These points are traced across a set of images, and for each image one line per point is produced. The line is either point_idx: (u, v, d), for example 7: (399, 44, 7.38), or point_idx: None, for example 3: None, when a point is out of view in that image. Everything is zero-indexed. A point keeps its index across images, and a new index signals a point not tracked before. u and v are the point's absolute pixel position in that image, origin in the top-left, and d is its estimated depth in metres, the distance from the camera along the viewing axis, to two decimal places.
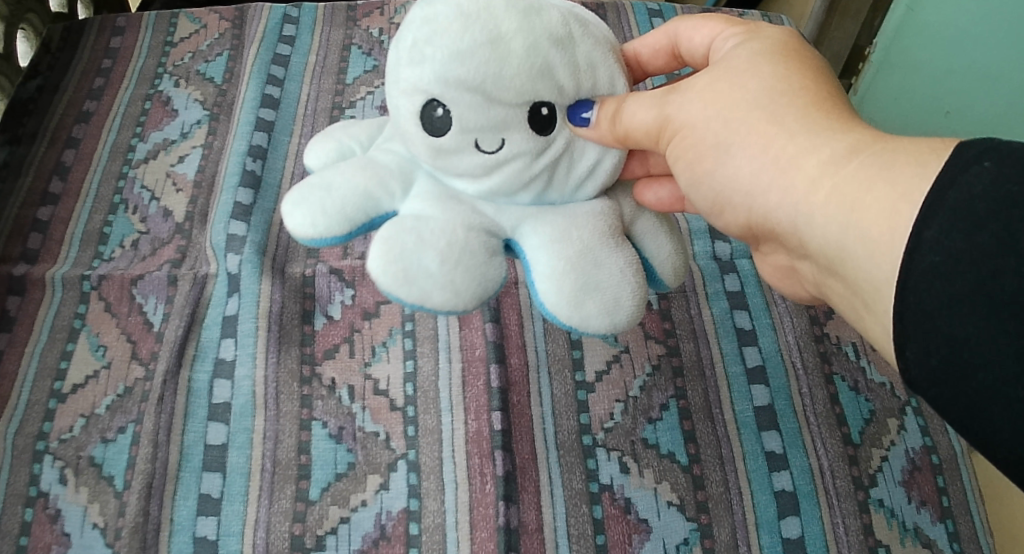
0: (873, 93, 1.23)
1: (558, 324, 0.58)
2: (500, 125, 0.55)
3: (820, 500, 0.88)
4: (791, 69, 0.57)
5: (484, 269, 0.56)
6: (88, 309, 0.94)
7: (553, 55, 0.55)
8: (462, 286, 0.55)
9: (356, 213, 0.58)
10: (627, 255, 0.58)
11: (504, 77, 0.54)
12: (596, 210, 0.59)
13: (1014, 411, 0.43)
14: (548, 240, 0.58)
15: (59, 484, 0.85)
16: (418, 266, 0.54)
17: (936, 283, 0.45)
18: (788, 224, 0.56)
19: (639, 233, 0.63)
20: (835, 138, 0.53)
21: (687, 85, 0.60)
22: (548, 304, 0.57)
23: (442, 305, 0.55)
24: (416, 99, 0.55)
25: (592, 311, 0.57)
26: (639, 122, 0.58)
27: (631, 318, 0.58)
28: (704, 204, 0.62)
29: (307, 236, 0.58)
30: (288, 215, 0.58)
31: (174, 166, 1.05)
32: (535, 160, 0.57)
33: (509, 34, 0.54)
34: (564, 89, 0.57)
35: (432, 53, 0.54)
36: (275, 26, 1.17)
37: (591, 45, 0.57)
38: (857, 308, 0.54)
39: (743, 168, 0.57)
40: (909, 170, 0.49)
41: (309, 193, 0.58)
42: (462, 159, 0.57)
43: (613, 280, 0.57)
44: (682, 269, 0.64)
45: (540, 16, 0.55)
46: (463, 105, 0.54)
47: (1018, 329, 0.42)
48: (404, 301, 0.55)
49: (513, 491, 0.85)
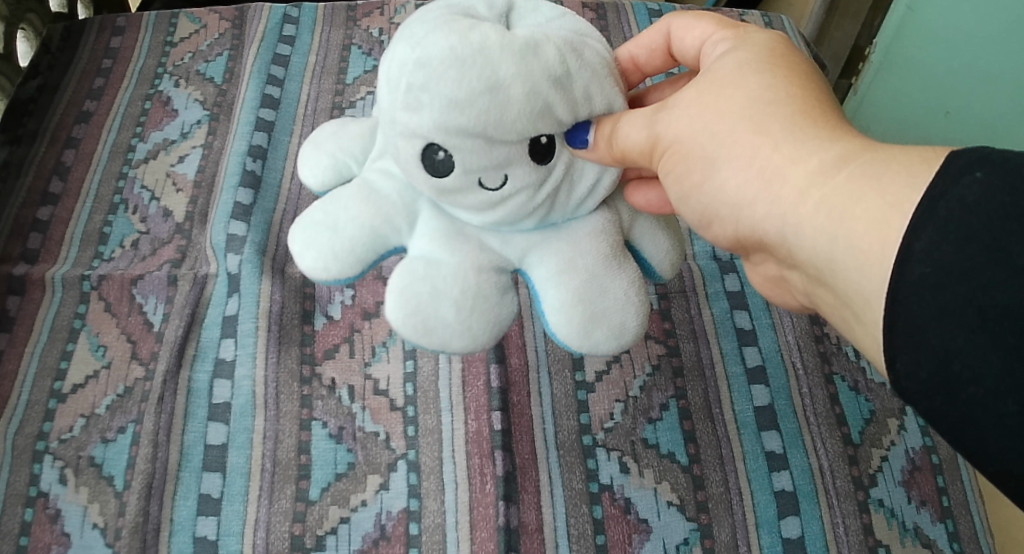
0: (873, 93, 1.23)
1: (568, 348, 0.61)
2: (503, 163, 0.55)
3: (820, 500, 0.88)
4: (777, 77, 0.57)
5: (497, 310, 0.59)
6: (88, 309, 0.94)
7: (553, 94, 0.54)
8: (478, 330, 0.58)
9: (367, 254, 0.59)
10: (630, 277, 0.60)
11: (506, 122, 0.53)
12: (598, 232, 0.60)
13: (1004, 425, 0.43)
14: (555, 271, 0.59)
15: (59, 484, 0.85)
16: (436, 318, 0.57)
17: (926, 295, 0.45)
18: (776, 234, 0.55)
19: (638, 236, 0.64)
20: (823, 148, 0.53)
21: (676, 100, 0.60)
22: (558, 333, 0.60)
23: (462, 347, 0.58)
24: (416, 144, 0.54)
25: (601, 339, 0.59)
26: (634, 142, 0.58)
27: (638, 336, 0.61)
28: (693, 217, 0.62)
29: (321, 277, 0.60)
30: (299, 255, 0.60)
31: (174, 166, 1.05)
32: (537, 190, 0.58)
33: (507, 78, 0.52)
34: (564, 123, 0.56)
35: (430, 101, 0.52)
36: (275, 26, 1.17)
37: (588, 77, 0.57)
38: (848, 318, 0.54)
39: (730, 181, 0.57)
40: (899, 180, 0.49)
41: (317, 236, 0.59)
42: (466, 197, 0.57)
43: (619, 307, 0.59)
44: (677, 261, 0.66)
45: (536, 54, 0.53)
46: (465, 150, 0.54)
47: (1008, 343, 0.42)
48: (425, 346, 0.58)
49: (513, 491, 0.85)
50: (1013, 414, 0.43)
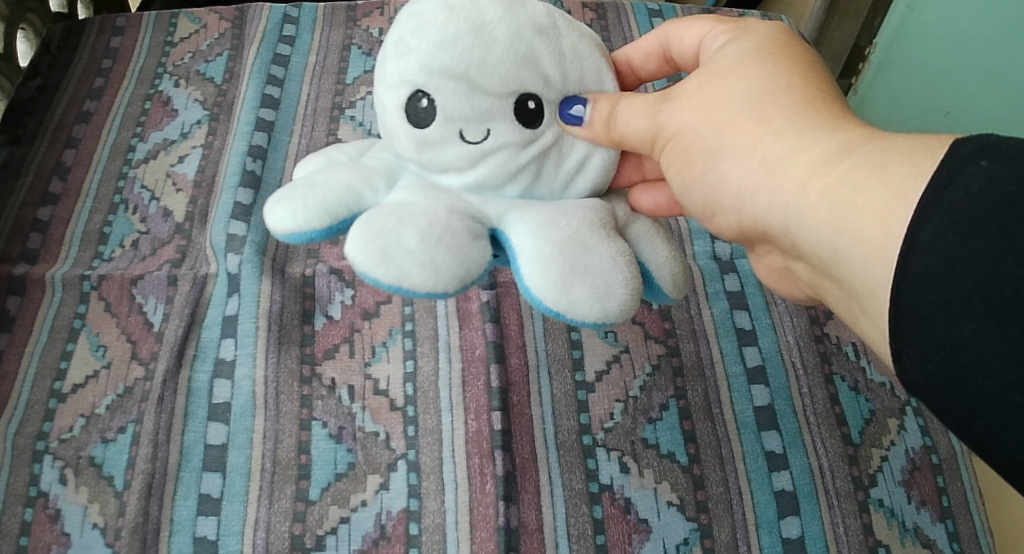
0: (873, 93, 1.23)
1: (545, 312, 0.56)
2: (485, 115, 0.56)
3: (820, 499, 0.88)
4: (778, 66, 0.57)
5: (467, 250, 0.54)
6: (88, 310, 0.94)
7: (537, 43, 0.57)
8: (442, 265, 0.53)
9: (338, 206, 0.56)
10: (618, 246, 0.57)
11: (489, 65, 0.55)
12: (586, 204, 0.59)
13: (1012, 417, 0.43)
14: (535, 226, 0.57)
15: (59, 484, 0.85)
16: (397, 244, 0.53)
17: (930, 286, 0.45)
18: (780, 225, 0.56)
19: (634, 236, 0.61)
20: (825, 137, 0.53)
21: (678, 91, 0.60)
22: (534, 290, 0.56)
23: (422, 285, 0.53)
24: (402, 92, 0.56)
25: (580, 295, 0.55)
26: (634, 129, 0.59)
27: (624, 307, 0.56)
28: (696, 208, 0.63)
29: (286, 231, 0.56)
30: (270, 213, 0.57)
31: (174, 166, 1.05)
32: (521, 150, 0.58)
33: (492, 23, 0.56)
34: (550, 80, 0.58)
35: (417, 45, 0.55)
36: (275, 26, 1.17)
37: (576, 37, 0.59)
38: (853, 310, 0.54)
39: (733, 172, 0.57)
40: (903, 169, 0.49)
41: (291, 190, 0.57)
42: (447, 151, 0.57)
43: (603, 266, 0.56)
44: (681, 276, 0.62)
45: (523, 8, 0.57)
46: (447, 93, 0.55)
47: (1016, 335, 0.42)
48: (381, 282, 0.53)
49: (513, 491, 0.85)
50: (1021, 407, 0.42)
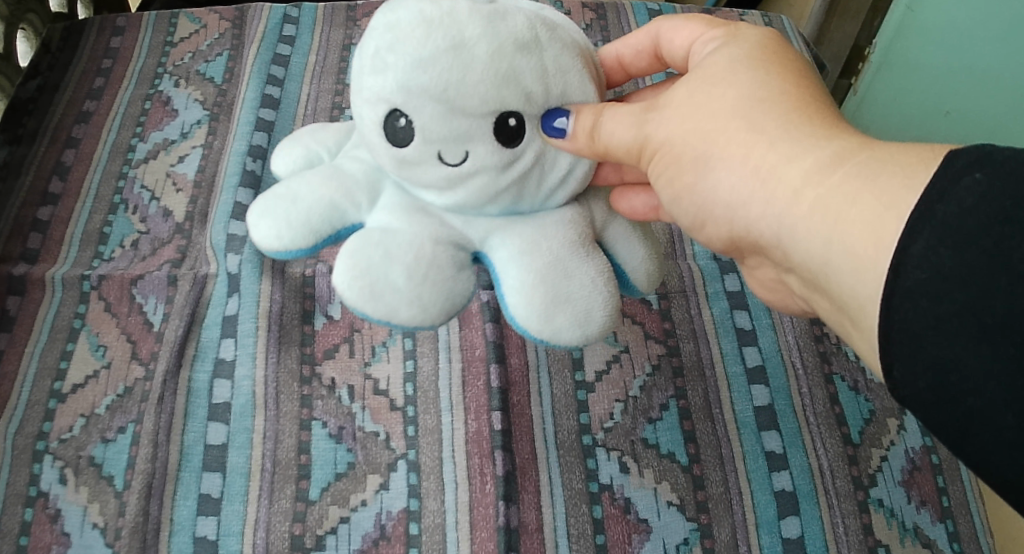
0: (873, 93, 1.23)
1: (530, 337, 0.59)
2: (464, 136, 0.55)
3: (820, 499, 0.88)
4: (769, 75, 0.57)
5: (451, 282, 0.57)
6: (88, 309, 0.94)
7: (518, 61, 0.55)
8: (429, 301, 0.56)
9: (322, 225, 0.58)
10: (598, 265, 0.59)
11: (468, 84, 0.54)
12: (566, 219, 0.60)
13: (1005, 438, 0.43)
14: (518, 252, 0.59)
15: (60, 484, 0.85)
16: (385, 282, 0.55)
17: (922, 302, 0.45)
18: (772, 236, 0.56)
19: (612, 239, 0.64)
20: (818, 146, 0.53)
21: (665, 101, 0.60)
22: (519, 318, 0.58)
23: (410, 321, 0.57)
24: (380, 109, 0.55)
25: (562, 324, 0.58)
26: (619, 139, 0.59)
27: (604, 329, 0.59)
28: (686, 219, 0.62)
29: (273, 248, 0.59)
30: (254, 226, 0.59)
31: (174, 166, 1.05)
32: (500, 173, 0.57)
33: (471, 39, 0.54)
34: (533, 96, 0.56)
35: (395, 62, 0.54)
36: (276, 26, 1.17)
37: (558, 49, 0.57)
38: (844, 324, 0.54)
39: (724, 182, 0.57)
40: (895, 182, 0.49)
41: (275, 204, 0.58)
42: (428, 171, 0.57)
43: (583, 290, 0.58)
44: (655, 273, 0.66)
45: (504, 21, 0.55)
46: (426, 115, 0.55)
47: (1010, 354, 0.42)
48: (371, 317, 0.56)
49: (513, 491, 0.85)
50: (1013, 428, 0.43)
